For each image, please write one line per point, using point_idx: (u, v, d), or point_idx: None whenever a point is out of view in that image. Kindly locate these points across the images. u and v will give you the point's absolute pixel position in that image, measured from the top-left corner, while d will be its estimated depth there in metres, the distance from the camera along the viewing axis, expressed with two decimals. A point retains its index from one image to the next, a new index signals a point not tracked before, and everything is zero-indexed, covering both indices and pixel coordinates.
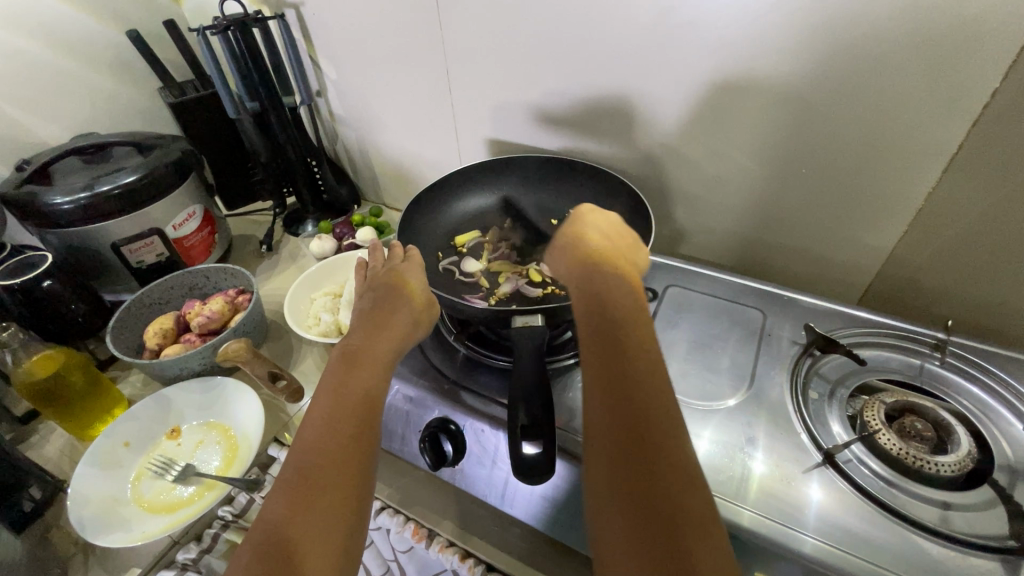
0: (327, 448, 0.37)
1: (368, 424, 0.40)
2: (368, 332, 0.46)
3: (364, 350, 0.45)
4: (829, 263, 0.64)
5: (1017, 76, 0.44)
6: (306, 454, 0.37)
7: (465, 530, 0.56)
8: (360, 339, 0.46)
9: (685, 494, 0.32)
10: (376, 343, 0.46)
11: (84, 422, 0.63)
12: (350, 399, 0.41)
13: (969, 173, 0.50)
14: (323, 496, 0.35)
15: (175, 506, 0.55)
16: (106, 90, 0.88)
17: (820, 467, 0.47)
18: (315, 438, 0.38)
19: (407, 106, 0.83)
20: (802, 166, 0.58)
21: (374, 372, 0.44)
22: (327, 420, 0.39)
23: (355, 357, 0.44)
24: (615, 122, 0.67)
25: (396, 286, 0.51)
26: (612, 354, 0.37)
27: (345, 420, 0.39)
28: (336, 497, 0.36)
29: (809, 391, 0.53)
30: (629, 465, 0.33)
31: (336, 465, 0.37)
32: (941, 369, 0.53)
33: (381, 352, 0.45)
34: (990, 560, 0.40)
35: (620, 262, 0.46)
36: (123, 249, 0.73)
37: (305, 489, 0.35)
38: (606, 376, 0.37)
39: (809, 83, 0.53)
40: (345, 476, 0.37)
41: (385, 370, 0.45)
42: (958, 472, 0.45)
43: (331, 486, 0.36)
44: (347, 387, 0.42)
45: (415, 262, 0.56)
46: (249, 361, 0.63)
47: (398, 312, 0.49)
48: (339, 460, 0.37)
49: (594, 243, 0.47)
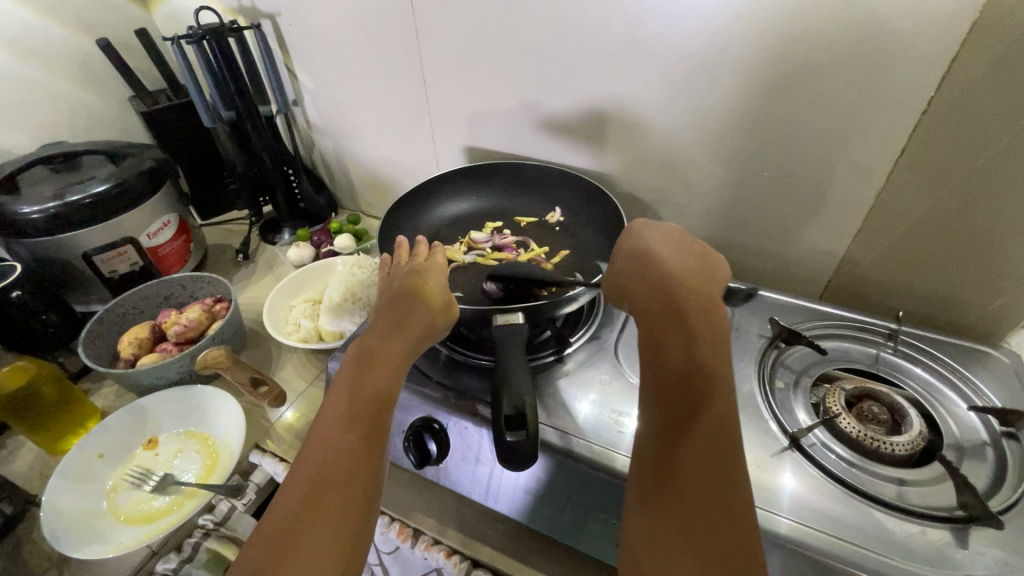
0: (335, 446, 0.38)
1: (382, 422, 0.41)
2: (383, 331, 0.46)
3: (379, 351, 0.44)
4: (790, 263, 0.68)
5: (950, 85, 0.48)
6: (317, 449, 0.38)
7: (450, 530, 0.56)
8: (376, 339, 0.45)
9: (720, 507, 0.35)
10: (388, 345, 0.45)
11: (55, 434, 0.62)
12: (363, 397, 0.41)
13: (912, 174, 0.54)
14: (331, 489, 0.36)
15: (154, 516, 0.55)
16: (76, 100, 0.87)
17: (788, 451, 0.49)
18: (327, 433, 0.39)
19: (384, 115, 0.85)
20: (762, 170, 0.62)
21: (389, 370, 0.44)
22: (340, 417, 0.40)
23: (370, 358, 0.44)
24: (587, 129, 0.69)
25: (414, 286, 0.50)
26: (666, 376, 0.41)
27: (356, 415, 0.40)
28: (344, 491, 0.36)
29: (775, 381, 0.56)
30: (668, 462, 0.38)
31: (346, 459, 0.38)
32: (894, 357, 0.57)
33: (394, 355, 0.45)
34: (943, 531, 0.43)
35: (699, 290, 0.45)
36: (95, 258, 0.71)
37: (318, 479, 0.36)
38: (660, 392, 0.41)
39: (763, 92, 0.56)
40: (355, 469, 0.37)
41: (398, 370, 0.44)
42: (911, 451, 0.48)
43: (339, 478, 0.37)
44: (361, 386, 0.42)
45: (437, 261, 0.54)
46: (230, 367, 0.63)
47: (411, 314, 0.47)
48: (351, 452, 0.38)
49: (682, 285, 0.45)
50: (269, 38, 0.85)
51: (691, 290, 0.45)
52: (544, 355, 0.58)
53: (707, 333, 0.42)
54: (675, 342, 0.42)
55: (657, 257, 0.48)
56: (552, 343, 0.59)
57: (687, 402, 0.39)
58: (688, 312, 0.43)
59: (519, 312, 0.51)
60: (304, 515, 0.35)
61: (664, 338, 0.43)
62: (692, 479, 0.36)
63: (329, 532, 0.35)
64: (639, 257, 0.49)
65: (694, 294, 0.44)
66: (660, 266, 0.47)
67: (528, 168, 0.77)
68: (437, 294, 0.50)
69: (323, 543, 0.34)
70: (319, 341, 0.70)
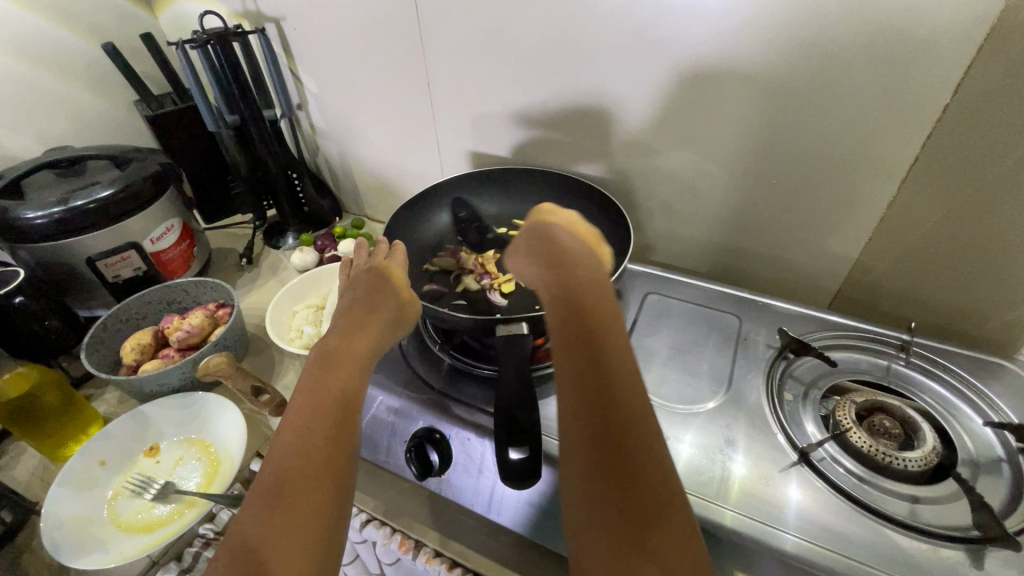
0: (304, 448, 0.37)
1: (350, 419, 0.41)
2: (346, 330, 0.47)
3: (342, 351, 0.45)
4: (799, 271, 0.67)
5: (966, 92, 0.47)
6: (284, 451, 0.37)
7: (452, 541, 0.54)
8: (340, 338, 0.46)
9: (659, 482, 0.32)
10: (353, 343, 0.46)
11: (56, 441, 0.60)
12: (329, 395, 0.41)
13: (925, 182, 0.53)
14: (302, 491, 0.35)
15: (154, 525, 0.54)
16: (83, 105, 0.87)
17: (796, 466, 0.48)
18: (293, 435, 0.38)
19: (389, 120, 0.84)
20: (771, 177, 0.61)
21: (353, 368, 0.44)
22: (307, 416, 0.39)
23: (334, 356, 0.45)
24: (593, 134, 0.69)
25: (376, 287, 0.52)
26: (579, 340, 0.39)
27: (324, 414, 0.40)
28: (316, 491, 0.36)
29: (784, 393, 0.55)
30: (599, 435, 0.34)
31: (316, 460, 0.37)
32: (907, 369, 0.56)
33: (358, 352, 0.46)
34: (958, 550, 0.42)
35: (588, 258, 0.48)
36: (99, 263, 0.71)
37: (286, 484, 0.35)
38: (578, 355, 0.38)
39: (773, 98, 0.55)
40: (325, 468, 0.37)
41: (364, 367, 0.45)
42: (924, 467, 0.47)
43: (309, 480, 0.36)
44: (325, 386, 0.42)
45: (397, 262, 0.58)
46: (232, 375, 0.61)
47: (376, 313, 0.50)
48: (319, 454, 0.37)
49: (574, 253, 0.48)
50: (274, 42, 0.84)
51: (580, 257, 0.48)
52: (548, 365, 0.57)
53: (597, 295, 0.43)
54: (582, 304, 0.41)
55: (555, 234, 0.51)
56: None
57: (601, 366, 0.37)
58: (580, 279, 0.44)
59: (523, 322, 0.50)
60: (274, 522, 0.34)
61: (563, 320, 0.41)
62: (633, 464, 0.33)
63: (301, 537, 0.34)
64: (538, 234, 0.52)
65: (582, 261, 0.47)
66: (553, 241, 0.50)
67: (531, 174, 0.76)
68: (397, 292, 0.53)
69: (299, 545, 0.33)
70: None
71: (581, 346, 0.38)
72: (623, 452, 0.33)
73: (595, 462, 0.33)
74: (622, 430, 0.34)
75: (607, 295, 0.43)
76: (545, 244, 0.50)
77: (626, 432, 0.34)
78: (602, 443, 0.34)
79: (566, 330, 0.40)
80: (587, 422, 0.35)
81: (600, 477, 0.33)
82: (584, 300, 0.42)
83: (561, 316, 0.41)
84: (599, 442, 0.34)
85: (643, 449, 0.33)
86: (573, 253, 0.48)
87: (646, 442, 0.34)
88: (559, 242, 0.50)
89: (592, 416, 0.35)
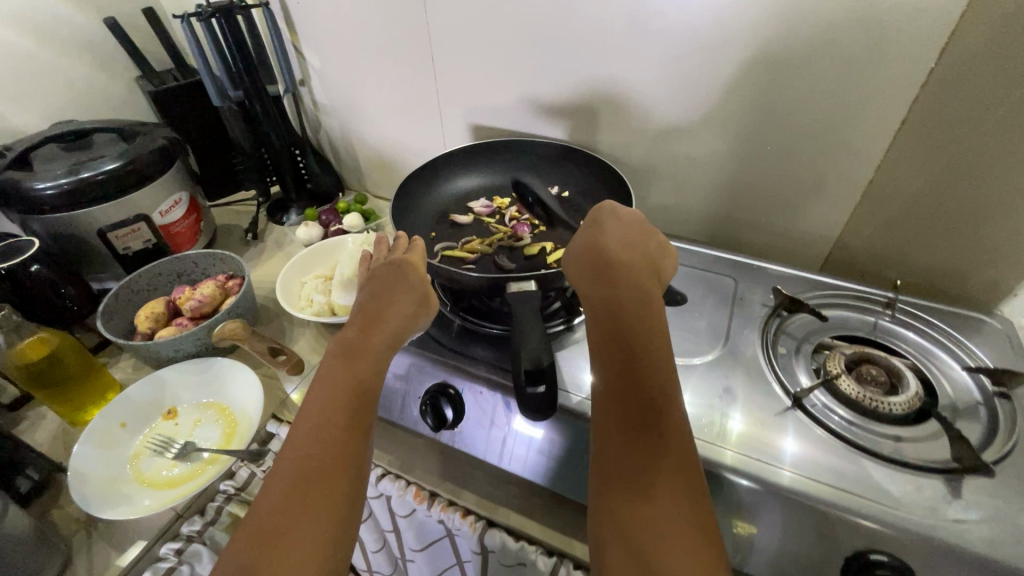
0: (322, 441, 0.40)
1: (362, 415, 0.43)
2: (361, 327, 0.48)
3: (359, 348, 0.46)
4: (794, 236, 0.70)
5: (948, 57, 0.50)
6: (303, 444, 0.40)
7: (466, 492, 0.57)
8: (359, 334, 0.48)
9: (680, 495, 0.36)
10: (369, 340, 0.47)
11: (77, 405, 0.61)
12: (347, 390, 0.43)
13: (911, 145, 0.56)
14: (318, 483, 0.38)
15: (177, 481, 0.57)
16: (86, 81, 0.87)
17: (790, 411, 0.51)
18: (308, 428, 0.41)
19: (392, 95, 0.85)
20: (765, 144, 0.63)
21: (368, 362, 0.46)
22: (325, 410, 0.42)
23: (351, 353, 0.46)
24: (595, 105, 0.70)
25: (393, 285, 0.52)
26: (621, 360, 0.42)
27: (340, 409, 0.42)
28: (330, 482, 0.38)
29: (778, 347, 0.58)
30: (631, 445, 0.38)
31: (330, 454, 0.39)
32: (892, 324, 0.60)
33: (375, 350, 0.47)
34: (937, 481, 0.45)
35: (640, 276, 0.48)
36: (109, 235, 0.72)
37: (300, 475, 0.38)
38: (618, 373, 0.42)
39: (768, 67, 0.58)
40: (339, 464, 0.39)
41: (380, 364, 0.46)
42: (908, 410, 0.50)
43: (324, 473, 0.39)
44: (344, 380, 0.44)
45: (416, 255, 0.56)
46: (247, 339, 0.64)
47: (392, 311, 0.50)
48: (333, 450, 0.40)
49: (623, 270, 0.48)
50: (277, 17, 0.85)
51: (633, 273, 0.48)
52: (556, 323, 0.59)
53: (643, 320, 0.45)
54: (625, 329, 0.44)
55: (604, 244, 0.50)
56: (563, 313, 0.61)
57: (640, 385, 0.41)
58: (624, 302, 0.46)
59: (532, 280, 0.53)
60: (290, 513, 0.37)
61: (604, 342, 0.44)
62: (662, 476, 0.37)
63: (314, 528, 0.36)
64: (588, 241, 0.51)
65: (631, 280, 0.47)
66: (604, 252, 0.50)
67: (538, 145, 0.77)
68: (416, 288, 0.52)
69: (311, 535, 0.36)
70: (332, 315, 0.72)
71: (623, 367, 0.42)
72: (649, 459, 0.38)
73: (625, 468, 0.38)
74: (655, 447, 0.38)
75: (653, 317, 0.45)
76: (594, 254, 0.50)
77: (654, 446, 0.38)
78: (633, 454, 0.38)
79: (608, 350, 0.43)
80: (622, 435, 0.39)
81: (631, 480, 0.37)
82: (628, 323, 0.44)
83: (605, 332, 0.45)
84: (627, 453, 0.38)
85: (671, 463, 0.37)
86: (621, 267, 0.48)
87: (671, 451, 0.38)
88: (612, 256, 0.49)
89: (625, 428, 0.39)
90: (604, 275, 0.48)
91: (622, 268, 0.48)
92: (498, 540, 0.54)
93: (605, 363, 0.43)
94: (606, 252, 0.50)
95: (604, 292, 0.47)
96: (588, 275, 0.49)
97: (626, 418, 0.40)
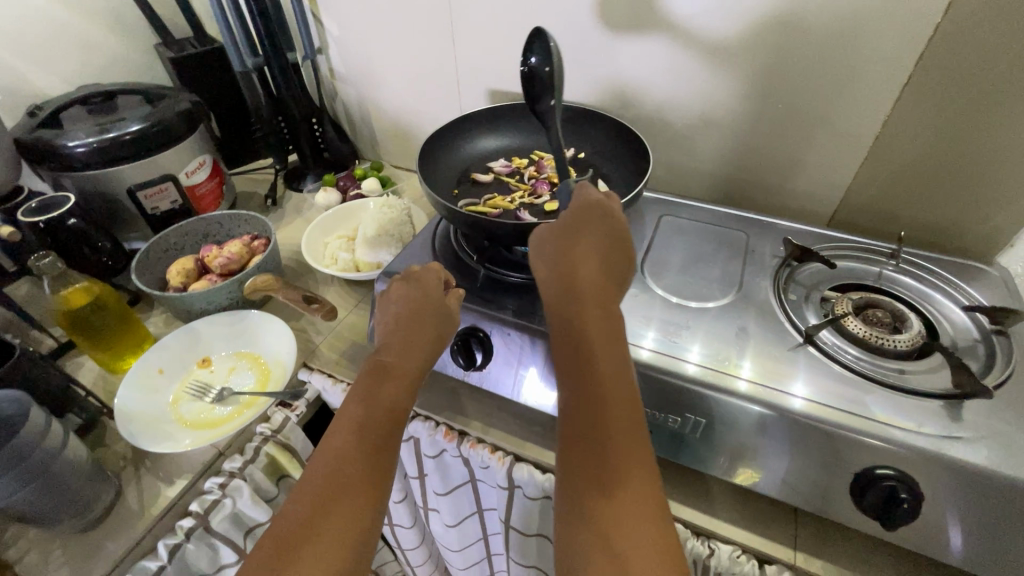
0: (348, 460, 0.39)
1: (391, 439, 0.41)
2: (399, 348, 0.46)
3: (393, 367, 0.45)
4: (803, 195, 0.72)
5: (955, 11, 0.52)
6: (333, 460, 0.39)
7: (493, 430, 0.60)
8: (392, 355, 0.46)
9: (638, 533, 0.35)
10: (402, 361, 0.45)
11: (119, 352, 0.65)
12: (377, 411, 0.42)
13: (918, 98, 0.58)
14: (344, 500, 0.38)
15: (216, 422, 0.59)
16: (107, 47, 0.88)
17: (802, 346, 0.54)
18: (340, 446, 0.40)
19: (409, 61, 0.87)
20: (777, 102, 0.66)
21: (400, 387, 0.44)
22: (357, 429, 0.40)
23: (384, 373, 0.44)
24: (612, 66, 0.73)
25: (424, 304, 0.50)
26: (583, 388, 0.41)
27: (371, 431, 0.40)
28: (356, 502, 0.38)
29: (789, 293, 0.61)
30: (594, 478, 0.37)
31: (356, 475, 0.38)
32: (896, 273, 0.63)
33: (407, 371, 0.45)
34: (938, 406, 0.48)
35: (608, 296, 0.45)
36: (139, 194, 0.74)
37: (326, 490, 0.38)
38: (581, 403, 0.40)
39: (781, 24, 0.60)
40: (362, 486, 0.38)
41: (410, 388, 0.45)
42: (911, 346, 0.54)
43: (348, 495, 0.38)
44: (377, 399, 0.42)
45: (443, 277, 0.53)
46: (280, 289, 0.67)
47: (423, 332, 0.48)
48: (357, 473, 0.39)
49: (590, 287, 0.45)
50: None
51: (601, 294, 0.45)
52: None
53: (608, 342, 0.42)
54: (589, 356, 0.42)
55: (574, 257, 0.47)
56: None
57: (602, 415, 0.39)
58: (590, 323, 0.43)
59: None
60: (311, 527, 0.36)
61: (565, 360, 0.43)
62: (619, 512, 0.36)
63: (330, 549, 0.36)
64: (559, 249, 0.48)
65: (599, 302, 0.44)
66: (571, 264, 0.46)
67: (542, 71, 0.57)
68: (446, 312, 0.50)
69: (333, 556, 0.36)
70: (357, 271, 0.75)
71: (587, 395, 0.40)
72: (603, 495, 0.36)
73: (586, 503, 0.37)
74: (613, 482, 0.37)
75: (617, 342, 0.43)
76: (562, 266, 0.47)
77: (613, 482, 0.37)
78: (595, 486, 0.37)
79: (572, 376, 0.42)
80: (579, 463, 0.38)
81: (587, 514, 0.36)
82: (593, 348, 0.42)
83: (567, 354, 0.43)
84: (586, 485, 0.37)
85: (632, 501, 0.36)
86: (585, 284, 0.45)
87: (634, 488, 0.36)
88: (580, 271, 0.46)
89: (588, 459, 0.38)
90: (570, 292, 0.45)
91: (589, 287, 0.45)
92: (526, 473, 0.58)
93: (570, 391, 0.41)
94: (574, 265, 0.46)
95: (568, 311, 0.44)
96: (554, 288, 0.46)
97: (589, 451, 0.38)
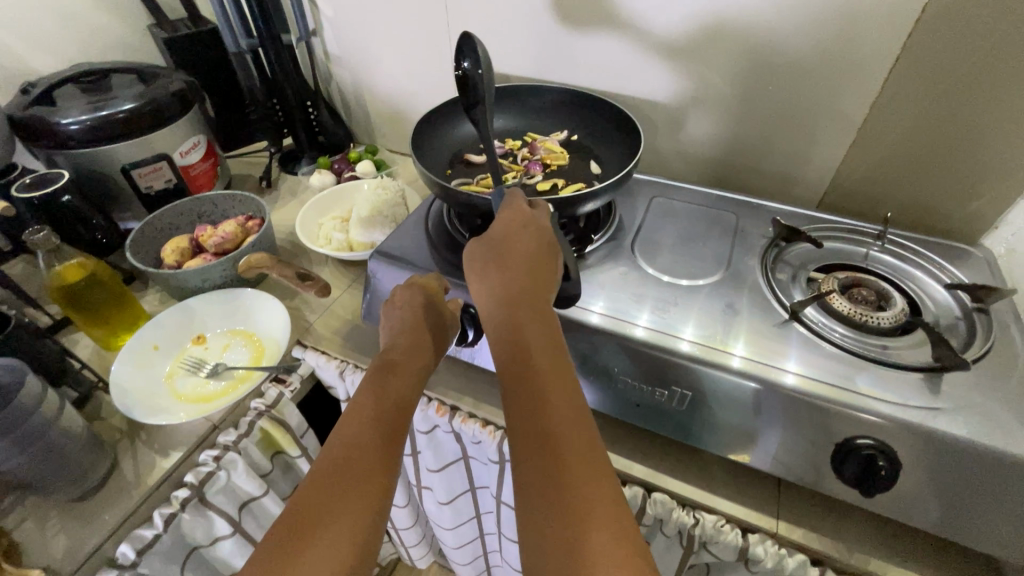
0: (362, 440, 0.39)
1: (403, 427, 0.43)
2: (404, 349, 0.49)
3: (400, 364, 0.47)
4: (793, 179, 0.73)
5: None
6: (344, 442, 0.39)
7: (484, 405, 0.61)
8: (398, 354, 0.48)
9: (596, 505, 0.33)
10: (409, 359, 0.48)
11: (117, 328, 0.65)
12: (389, 401, 0.43)
13: (906, 80, 0.59)
14: (357, 478, 0.37)
15: (211, 397, 0.60)
16: (101, 26, 0.88)
17: (788, 322, 0.55)
18: (353, 431, 0.40)
19: (404, 44, 0.87)
20: (767, 84, 0.66)
21: (408, 383, 0.46)
22: (370, 415, 0.42)
23: (392, 369, 0.46)
24: (605, 50, 0.73)
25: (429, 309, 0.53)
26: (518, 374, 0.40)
27: (383, 417, 0.42)
28: (369, 482, 0.37)
29: (777, 273, 0.62)
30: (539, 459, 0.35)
31: (373, 455, 0.39)
32: (881, 253, 0.64)
33: (414, 368, 0.48)
34: (919, 379, 0.49)
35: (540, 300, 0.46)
36: (134, 173, 0.74)
37: (341, 468, 0.38)
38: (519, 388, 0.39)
39: (772, 6, 0.61)
40: (376, 466, 0.38)
41: (417, 383, 0.47)
42: (894, 323, 0.55)
43: (360, 474, 0.38)
44: (388, 390, 0.44)
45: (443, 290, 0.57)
46: (275, 265, 0.69)
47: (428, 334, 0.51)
48: (370, 453, 0.39)
49: (523, 293, 0.46)
50: None
51: (533, 298, 0.45)
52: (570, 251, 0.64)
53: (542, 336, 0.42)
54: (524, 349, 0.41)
55: (506, 265, 0.48)
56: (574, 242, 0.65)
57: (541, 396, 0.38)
58: (521, 322, 0.43)
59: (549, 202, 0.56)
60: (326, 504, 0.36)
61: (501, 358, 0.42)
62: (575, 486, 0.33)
63: (346, 526, 0.35)
64: (493, 258, 0.49)
65: (534, 304, 0.45)
66: (505, 272, 0.48)
67: (473, 74, 0.58)
68: (445, 319, 0.53)
69: (350, 534, 0.35)
70: (351, 251, 0.75)
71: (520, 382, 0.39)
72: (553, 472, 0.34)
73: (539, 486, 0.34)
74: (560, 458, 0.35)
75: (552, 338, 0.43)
76: (497, 274, 0.48)
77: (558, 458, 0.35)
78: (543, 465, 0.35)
79: (509, 368, 0.41)
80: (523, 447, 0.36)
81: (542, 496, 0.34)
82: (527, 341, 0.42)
83: (501, 351, 0.42)
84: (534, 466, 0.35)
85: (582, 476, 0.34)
86: (518, 290, 0.46)
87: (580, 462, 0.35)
88: (512, 279, 0.47)
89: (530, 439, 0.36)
90: (505, 300, 0.45)
91: (523, 293, 0.46)
92: None
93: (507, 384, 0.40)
94: (507, 273, 0.48)
95: (501, 315, 0.45)
96: (488, 299, 0.47)
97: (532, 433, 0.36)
